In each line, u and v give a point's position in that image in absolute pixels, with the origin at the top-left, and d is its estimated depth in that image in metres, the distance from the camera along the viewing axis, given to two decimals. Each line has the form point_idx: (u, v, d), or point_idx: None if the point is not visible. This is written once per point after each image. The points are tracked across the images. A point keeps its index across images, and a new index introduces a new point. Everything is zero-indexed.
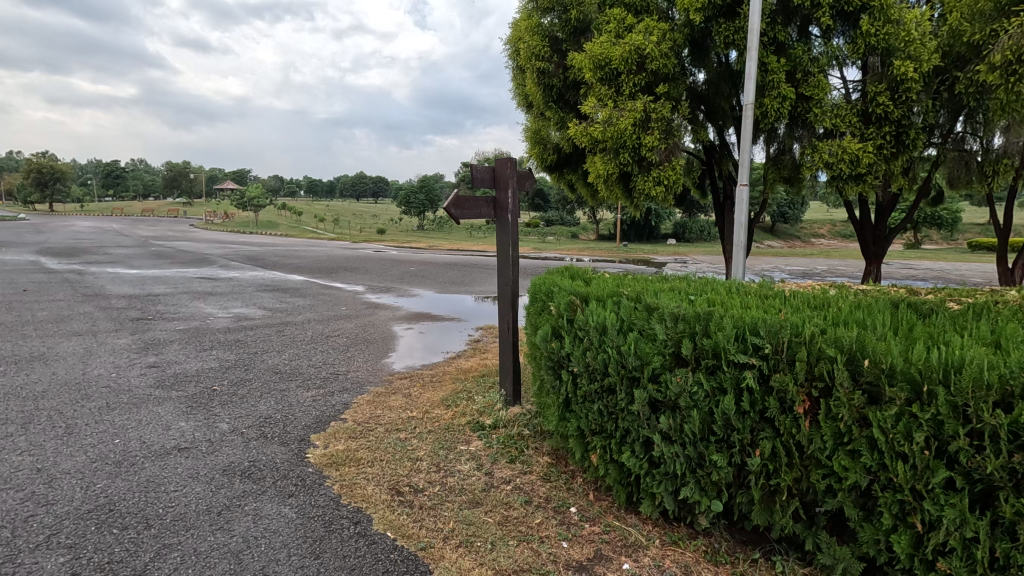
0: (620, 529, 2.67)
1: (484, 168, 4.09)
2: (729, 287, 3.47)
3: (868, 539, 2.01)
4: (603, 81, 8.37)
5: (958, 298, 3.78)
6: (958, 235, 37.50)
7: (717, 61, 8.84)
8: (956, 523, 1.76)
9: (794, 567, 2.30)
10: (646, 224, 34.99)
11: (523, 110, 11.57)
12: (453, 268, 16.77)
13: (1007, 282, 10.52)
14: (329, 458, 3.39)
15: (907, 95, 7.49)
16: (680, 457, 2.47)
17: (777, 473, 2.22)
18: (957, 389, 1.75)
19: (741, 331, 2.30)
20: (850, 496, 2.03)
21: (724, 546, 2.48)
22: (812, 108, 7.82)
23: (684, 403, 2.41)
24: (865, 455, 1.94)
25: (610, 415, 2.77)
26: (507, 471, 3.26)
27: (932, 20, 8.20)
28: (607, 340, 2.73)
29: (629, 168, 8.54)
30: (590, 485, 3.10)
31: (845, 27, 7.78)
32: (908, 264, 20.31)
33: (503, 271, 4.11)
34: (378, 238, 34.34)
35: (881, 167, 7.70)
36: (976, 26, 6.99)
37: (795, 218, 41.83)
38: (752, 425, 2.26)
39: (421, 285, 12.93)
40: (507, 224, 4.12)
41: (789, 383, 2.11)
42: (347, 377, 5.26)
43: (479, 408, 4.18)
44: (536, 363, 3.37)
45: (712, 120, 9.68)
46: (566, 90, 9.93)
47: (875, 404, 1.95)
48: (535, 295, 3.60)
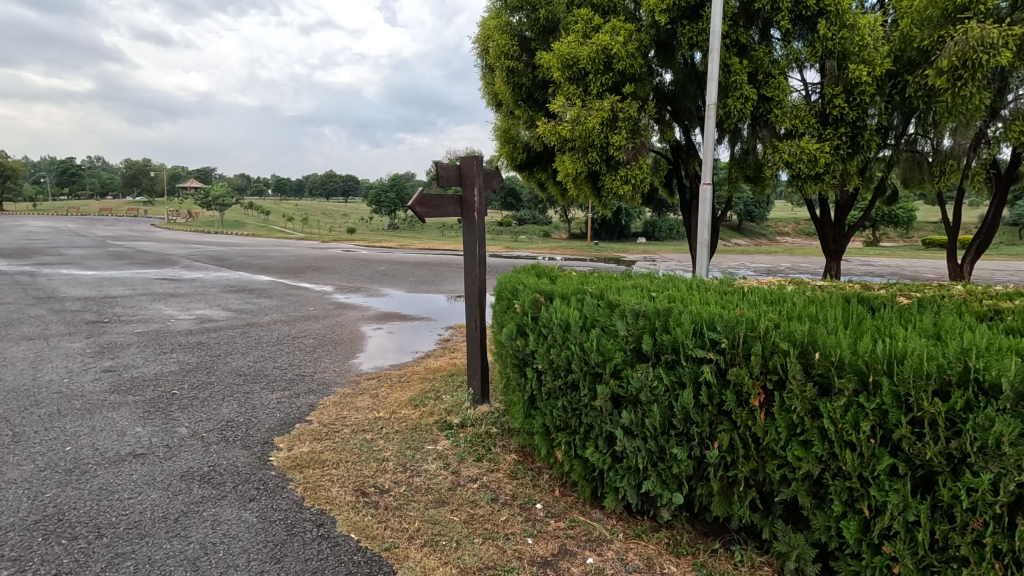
0: (585, 524, 2.70)
1: (450, 166, 4.07)
2: (690, 283, 3.54)
3: (820, 526, 2.08)
4: (571, 81, 8.43)
5: (907, 293, 3.91)
6: (913, 233, 38.97)
7: (682, 62, 8.99)
8: (899, 507, 1.83)
9: (752, 557, 2.36)
10: (616, 224, 35.44)
11: (493, 109, 11.57)
12: (425, 267, 16.64)
13: (957, 277, 10.96)
14: (292, 461, 3.34)
15: (861, 98, 7.77)
16: (642, 451, 2.51)
17: (734, 465, 2.28)
18: (900, 380, 1.82)
19: (699, 327, 2.35)
20: (803, 485, 2.09)
21: (686, 537, 2.53)
22: (773, 109, 8.03)
23: (645, 397, 2.45)
24: (817, 444, 2.00)
25: (574, 411, 2.79)
26: (474, 469, 3.26)
27: (885, 25, 8.51)
28: (570, 337, 2.76)
29: (597, 167, 8.63)
30: (556, 481, 3.12)
31: (804, 30, 8.02)
32: (866, 261, 21.06)
33: (470, 270, 4.11)
34: (348, 237, 33.84)
35: (838, 166, 7.96)
36: (924, 32, 7.27)
37: (760, 217, 42.97)
38: (710, 418, 2.32)
39: (392, 285, 12.82)
40: (474, 223, 4.12)
41: (745, 376, 2.16)
42: (314, 378, 5.19)
43: (447, 407, 4.17)
44: (502, 360, 3.38)
45: (679, 120, 9.83)
46: (535, 89, 9.97)
47: (825, 395, 2.02)
48: (501, 292, 3.61)
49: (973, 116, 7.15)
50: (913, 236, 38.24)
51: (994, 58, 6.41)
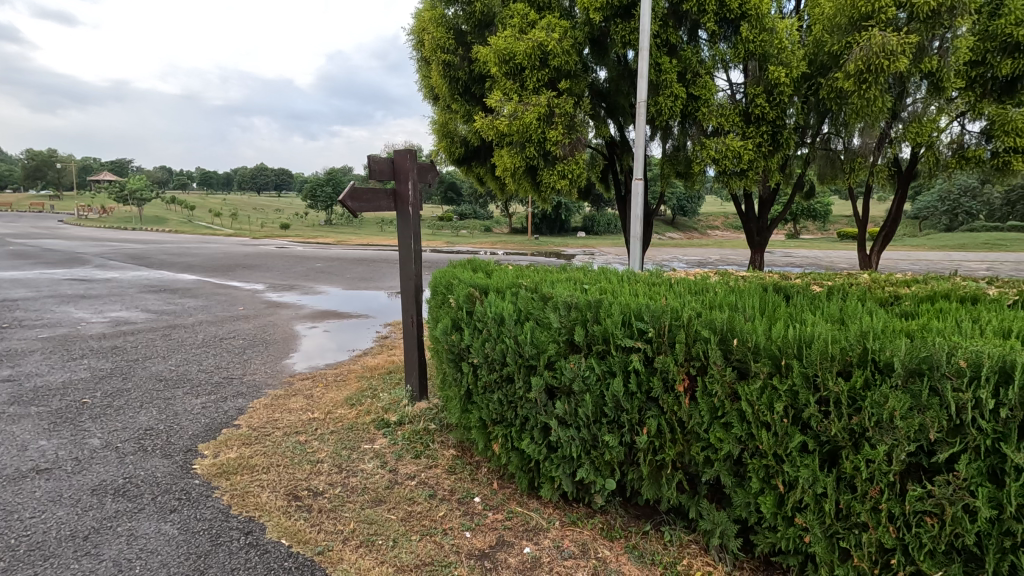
0: (522, 515, 2.73)
1: (383, 160, 3.99)
2: (622, 275, 3.63)
3: (741, 502, 2.20)
4: (508, 75, 8.46)
5: (821, 282, 4.17)
6: (829, 226, 41.81)
7: (615, 59, 9.21)
8: (810, 481, 1.96)
9: (680, 536, 2.46)
10: (556, 218, 35.96)
11: (430, 102, 11.41)
12: (362, 264, 16.23)
13: (868, 266, 11.81)
14: (218, 468, 3.18)
15: (781, 98, 8.21)
16: (576, 440, 2.57)
17: (662, 448, 2.37)
18: (809, 362, 1.94)
19: (627, 317, 2.43)
20: (725, 465, 2.21)
21: (619, 521, 2.62)
22: (701, 108, 8.38)
23: (577, 387, 2.51)
24: (736, 426, 2.12)
25: (509, 404, 2.82)
26: (412, 466, 3.23)
27: (801, 30, 9.04)
28: (504, 331, 2.78)
29: (535, 162, 8.72)
30: (495, 474, 3.14)
31: (729, 32, 8.39)
32: (787, 252, 22.41)
33: (406, 265, 4.05)
34: (282, 233, 32.50)
35: (761, 163, 8.41)
36: (834, 37, 7.79)
37: (693, 211, 44.89)
38: (639, 405, 2.39)
39: (328, 282, 12.42)
40: (409, 217, 4.05)
41: (670, 364, 2.25)
42: (243, 381, 4.95)
43: (384, 406, 4.10)
44: (438, 357, 3.37)
45: (613, 117, 10.04)
46: (472, 83, 9.91)
47: (743, 378, 2.14)
48: (436, 288, 3.59)
49: (877, 116, 7.74)
50: (830, 229, 41.05)
51: (894, 64, 6.97)
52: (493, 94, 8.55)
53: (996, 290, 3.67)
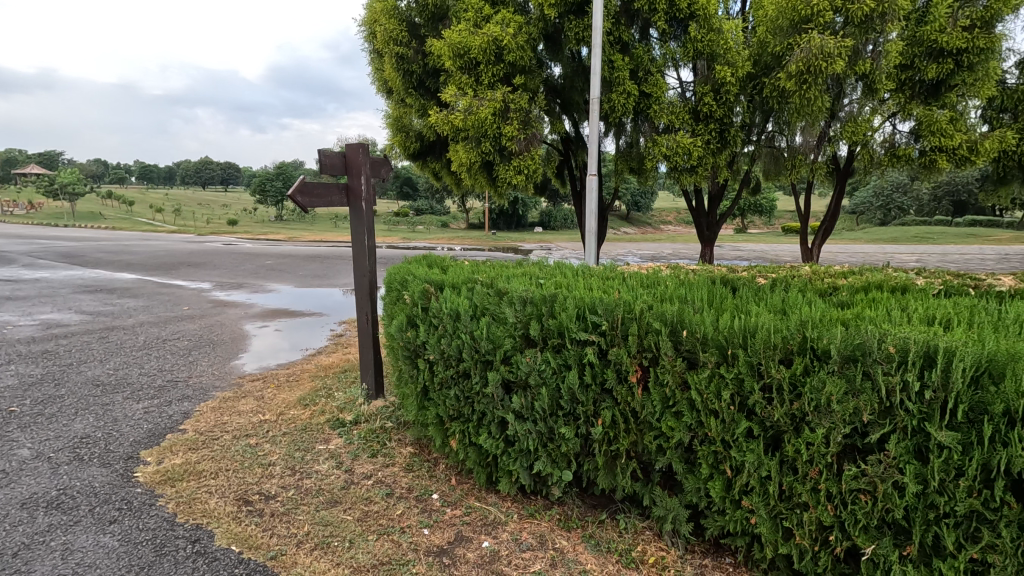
0: (481, 510, 2.74)
1: (334, 154, 3.89)
2: (577, 270, 3.68)
3: (691, 488, 2.28)
4: (462, 70, 8.41)
5: (766, 275, 4.34)
6: (774, 221, 43.56)
7: (569, 55, 9.29)
8: (755, 464, 2.05)
9: (635, 523, 2.52)
10: (514, 214, 36.06)
11: (384, 96, 11.21)
12: (315, 261, 15.82)
13: (810, 259, 12.35)
14: (162, 475, 3.04)
15: (727, 97, 8.48)
16: (532, 433, 2.59)
17: (616, 439, 2.42)
18: (753, 351, 2.03)
19: (581, 311, 2.47)
20: (676, 453, 2.28)
21: (576, 512, 2.67)
22: (652, 105, 8.56)
23: (534, 380, 2.53)
24: (687, 414, 2.19)
25: (466, 400, 2.82)
26: (369, 466, 3.19)
27: (746, 31, 9.36)
28: (460, 326, 2.78)
29: (490, 157, 8.71)
30: (453, 470, 3.13)
31: (679, 31, 8.59)
32: (736, 247, 23.21)
33: (360, 262, 3.98)
34: (229, 230, 31.29)
35: (710, 160, 8.68)
36: (777, 39, 8.10)
37: (647, 206, 45.94)
38: (594, 397, 2.44)
39: (280, 280, 12.04)
40: (362, 212, 3.97)
41: (623, 355, 2.30)
42: (189, 384, 4.75)
43: (339, 405, 4.02)
44: (394, 354, 3.33)
45: (568, 113, 10.13)
46: (426, 77, 9.79)
47: (692, 368, 2.21)
48: (391, 284, 3.55)
49: (817, 116, 8.11)
50: (775, 224, 42.79)
51: (831, 65, 7.32)
52: (448, 89, 8.49)
53: (924, 280, 3.91)
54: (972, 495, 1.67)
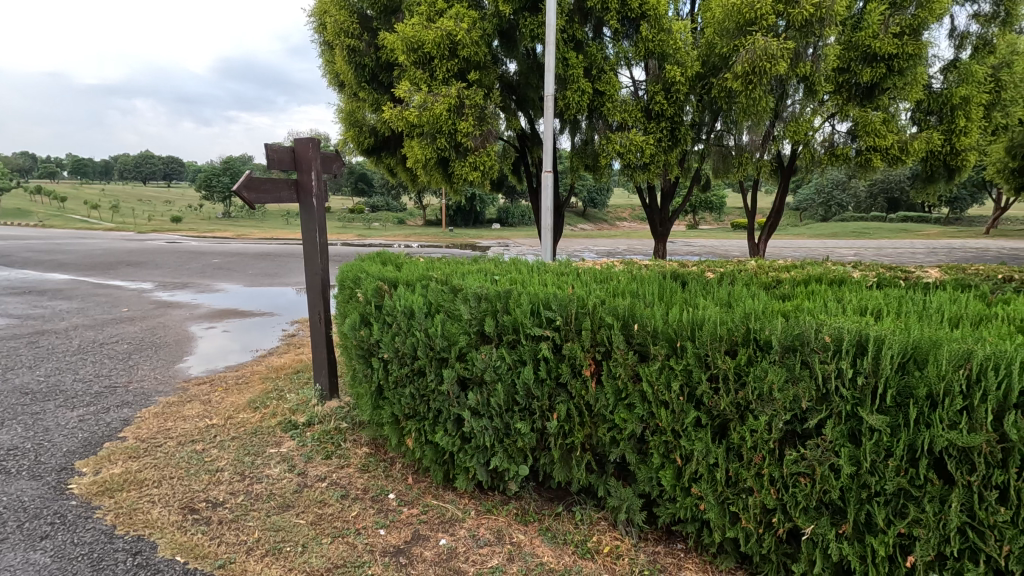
0: (438, 507, 2.73)
1: (282, 148, 3.77)
2: (532, 266, 3.70)
3: (644, 477, 2.34)
4: (416, 64, 8.30)
5: (714, 269, 4.49)
6: (724, 217, 45.04)
7: (524, 52, 9.31)
8: (703, 452, 2.12)
9: (591, 514, 2.57)
10: (471, 210, 35.95)
11: (336, 89, 10.95)
12: (265, 259, 15.31)
13: (757, 254, 12.84)
14: (100, 486, 2.89)
15: (678, 96, 8.70)
16: (488, 429, 2.60)
17: (571, 432, 2.46)
18: (700, 343, 2.09)
19: (536, 306, 2.49)
20: (629, 444, 2.33)
21: (533, 506, 2.70)
22: (605, 103, 8.69)
23: (489, 376, 2.53)
24: (638, 406, 2.24)
25: (422, 398, 2.80)
26: (323, 468, 3.12)
27: (695, 32, 9.62)
28: (415, 324, 2.75)
29: (445, 153, 8.66)
30: (409, 469, 3.11)
31: (631, 30, 8.75)
32: (688, 242, 23.90)
33: (311, 259, 3.88)
34: (173, 227, 29.90)
35: (661, 158, 8.90)
36: (724, 40, 8.36)
37: (603, 203, 46.72)
38: (549, 391, 2.46)
39: (228, 279, 11.60)
40: (313, 209, 3.87)
41: (577, 350, 2.34)
42: (129, 389, 4.52)
43: (292, 406, 3.92)
44: (347, 353, 3.26)
45: (523, 109, 10.15)
46: (379, 70, 9.62)
47: (643, 361, 2.27)
48: (343, 282, 3.48)
49: (761, 116, 8.43)
50: (724, 220, 44.26)
51: (775, 67, 7.62)
52: (402, 84, 8.36)
53: (858, 273, 4.13)
54: (900, 474, 1.77)
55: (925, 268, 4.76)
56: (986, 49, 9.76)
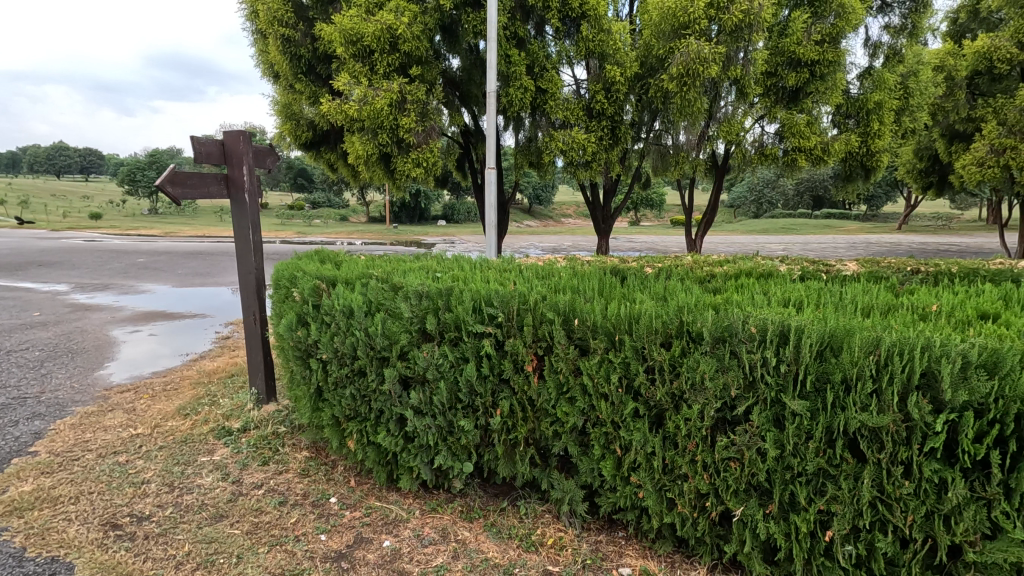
0: (381, 509, 2.68)
1: (209, 141, 3.57)
2: (476, 263, 3.70)
3: (586, 469, 2.39)
4: (355, 57, 8.10)
5: (653, 264, 4.63)
6: (665, 214, 46.51)
7: (467, 48, 9.21)
8: (641, 442, 2.19)
9: (534, 508, 2.60)
10: (417, 207, 35.48)
11: (271, 80, 10.51)
12: (197, 258, 14.53)
13: (694, 249, 13.33)
14: (8, 505, 2.66)
15: (617, 95, 8.90)
16: (432, 428, 2.58)
17: (514, 427, 2.48)
18: (638, 336, 2.16)
19: (478, 304, 2.49)
20: (571, 437, 2.37)
21: (478, 502, 2.70)
22: (548, 101, 8.77)
23: (432, 374, 2.51)
24: (579, 399, 2.29)
25: (363, 398, 2.74)
26: (259, 474, 3.00)
27: (634, 34, 9.85)
28: (354, 323, 2.69)
29: (388, 149, 8.50)
30: (352, 471, 3.04)
31: (571, 29, 8.87)
32: (630, 238, 24.54)
33: (244, 258, 3.71)
34: (91, 224, 27.86)
35: (603, 156, 9.09)
36: (660, 42, 8.61)
37: (548, 200, 47.27)
38: (492, 387, 2.47)
39: (155, 280, 10.93)
40: (245, 205, 3.70)
41: (519, 345, 2.36)
42: (41, 400, 4.19)
43: (225, 412, 3.74)
44: (284, 355, 3.16)
45: (466, 105, 10.09)
46: (317, 62, 9.31)
47: (584, 355, 2.31)
48: (279, 281, 3.37)
49: (697, 116, 8.76)
50: (665, 217, 45.73)
51: (707, 70, 7.94)
52: (340, 76, 8.14)
53: (785, 267, 4.36)
54: (819, 455, 1.89)
55: (845, 262, 5.08)
56: (896, 58, 10.54)
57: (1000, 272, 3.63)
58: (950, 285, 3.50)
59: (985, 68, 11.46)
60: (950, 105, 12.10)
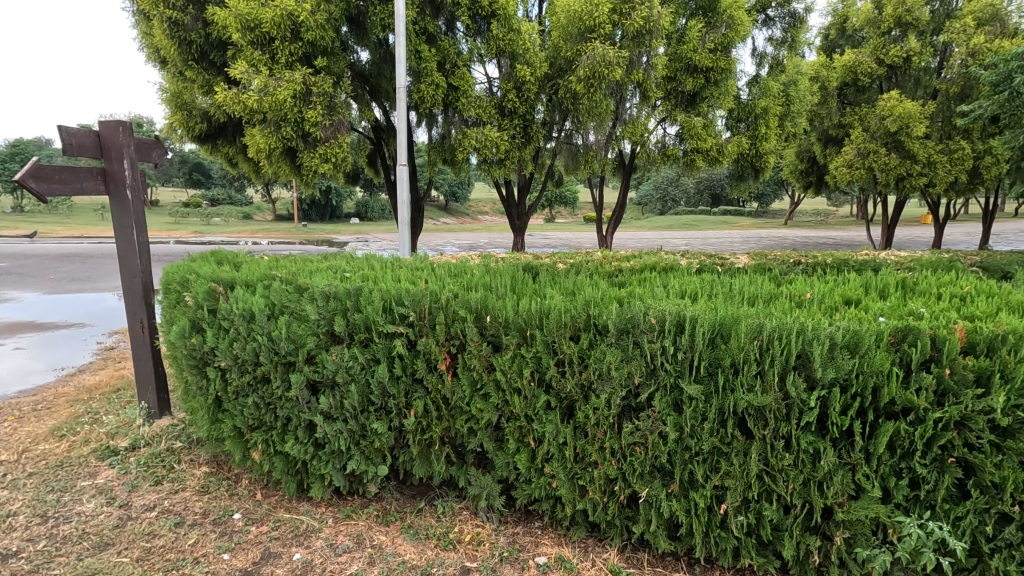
0: (291, 521, 2.56)
1: (82, 131, 3.23)
2: (387, 262, 3.62)
3: (502, 463, 2.42)
4: (253, 45, 7.64)
5: (565, 260, 4.76)
6: (578, 211, 47.90)
7: (375, 41, 8.93)
8: (554, 433, 2.25)
9: (452, 506, 2.60)
10: (327, 204, 34.07)
11: (157, 66, 9.65)
12: (73, 261, 13.03)
13: (606, 244, 13.83)
14: None
15: (528, 95, 9.06)
16: (343, 433, 2.50)
17: (429, 427, 2.46)
18: (548, 331, 2.22)
19: (388, 303, 2.44)
20: (486, 433, 2.40)
21: (394, 505, 2.66)
22: (460, 98, 8.72)
23: (341, 378, 2.43)
24: (493, 395, 2.31)
25: (267, 406, 2.61)
26: (151, 495, 2.77)
27: (543, 34, 10.06)
28: (256, 328, 2.55)
29: (292, 143, 8.08)
30: (258, 484, 2.88)
31: (481, 27, 8.89)
32: (545, 236, 25.03)
33: (127, 261, 3.39)
34: None
35: (516, 154, 9.22)
36: (567, 44, 8.84)
37: (464, 197, 47.16)
38: (406, 388, 2.44)
39: (20, 287, 9.68)
40: (127, 203, 3.38)
41: (431, 344, 2.34)
42: None
43: (110, 430, 3.41)
44: (177, 364, 2.93)
45: (377, 101, 9.83)
46: (210, 49, 8.67)
47: (497, 351, 2.34)
48: (169, 285, 3.12)
49: (604, 117, 9.11)
50: (578, 214, 47.12)
51: (612, 73, 8.28)
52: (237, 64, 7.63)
53: (687, 261, 4.64)
54: (713, 435, 2.04)
55: (737, 256, 5.50)
56: (778, 68, 11.54)
57: (865, 263, 4.09)
58: (825, 275, 3.90)
59: (851, 81, 12.84)
60: (824, 112, 13.45)
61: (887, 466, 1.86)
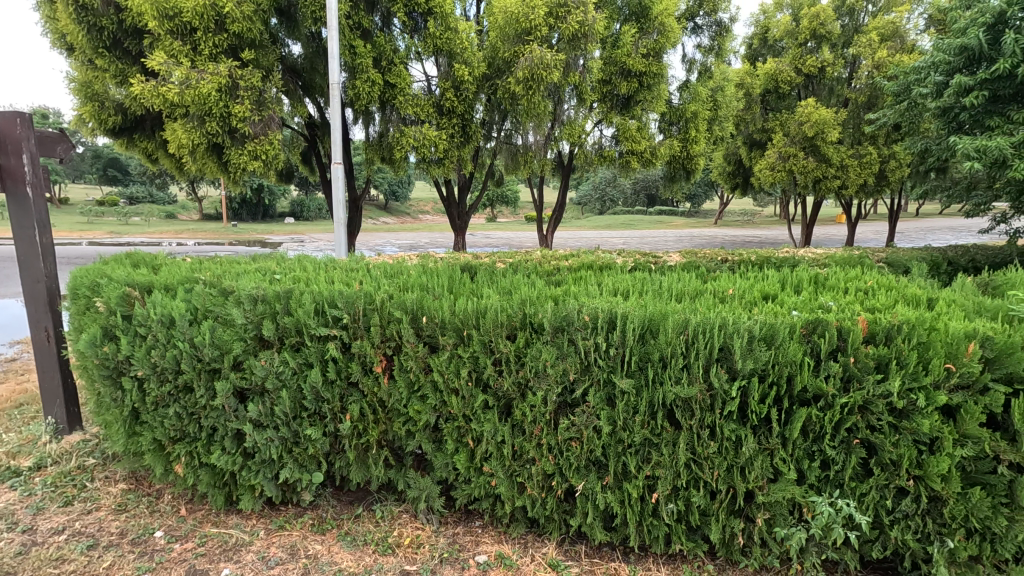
0: (219, 535, 2.45)
1: None
2: (321, 262, 3.51)
3: (440, 464, 2.41)
4: (172, 34, 7.19)
5: (504, 260, 4.79)
6: (519, 211, 48.25)
7: (307, 34, 8.65)
8: (492, 432, 2.27)
9: (391, 510, 2.56)
10: (259, 203, 32.60)
11: (63, 53, 8.91)
12: None
13: (547, 243, 13.97)
14: None
15: (466, 94, 9.04)
16: (274, 441, 2.41)
17: (366, 431, 2.41)
18: (485, 331, 2.22)
19: (320, 306, 2.37)
20: (424, 434, 2.37)
21: (330, 512, 2.59)
22: (397, 96, 8.58)
23: (271, 384, 2.35)
24: (430, 396, 2.30)
25: (191, 416, 2.48)
26: (60, 517, 2.56)
27: (481, 34, 10.06)
28: (177, 334, 2.41)
29: (218, 139, 7.67)
30: (182, 498, 2.73)
31: (418, 24, 8.79)
32: (487, 236, 25.03)
33: (29, 264, 3.11)
34: None
35: (455, 153, 9.17)
36: (505, 45, 8.89)
37: (404, 197, 46.43)
38: (340, 392, 2.38)
39: None
40: (29, 201, 3.10)
41: (366, 346, 2.30)
42: None
43: (10, 449, 3.12)
44: (88, 375, 2.73)
45: (310, 96, 9.54)
46: (124, 36, 8.10)
47: (433, 351, 2.32)
48: (77, 290, 2.90)
49: (542, 117, 9.24)
50: (519, 214, 47.43)
51: (549, 75, 8.41)
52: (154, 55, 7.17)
53: (622, 260, 4.78)
54: (644, 427, 2.11)
55: (670, 254, 5.71)
56: (706, 75, 12.08)
57: (784, 260, 4.36)
58: (749, 271, 4.12)
59: (772, 88, 13.64)
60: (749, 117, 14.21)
61: (801, 449, 2.00)
